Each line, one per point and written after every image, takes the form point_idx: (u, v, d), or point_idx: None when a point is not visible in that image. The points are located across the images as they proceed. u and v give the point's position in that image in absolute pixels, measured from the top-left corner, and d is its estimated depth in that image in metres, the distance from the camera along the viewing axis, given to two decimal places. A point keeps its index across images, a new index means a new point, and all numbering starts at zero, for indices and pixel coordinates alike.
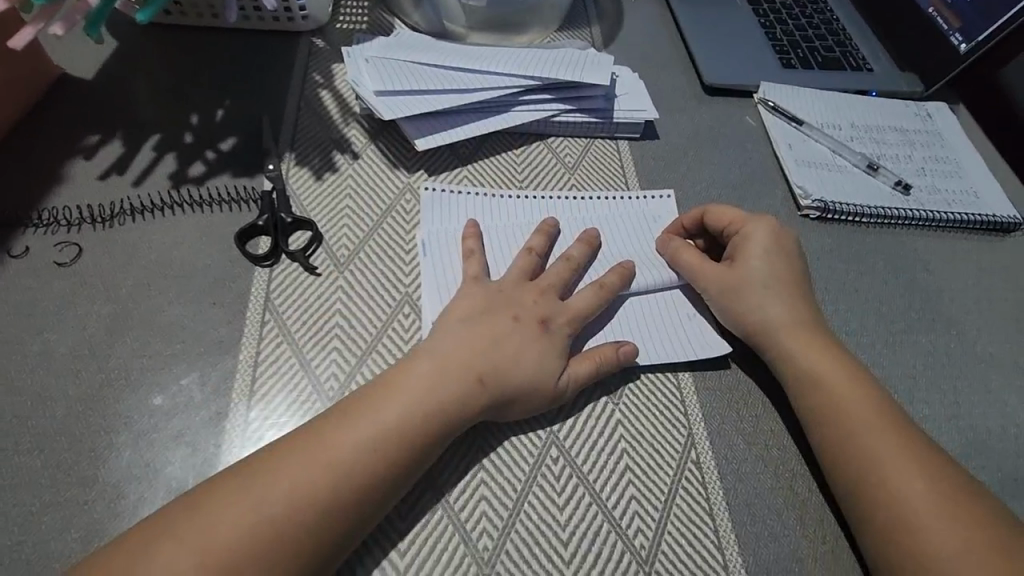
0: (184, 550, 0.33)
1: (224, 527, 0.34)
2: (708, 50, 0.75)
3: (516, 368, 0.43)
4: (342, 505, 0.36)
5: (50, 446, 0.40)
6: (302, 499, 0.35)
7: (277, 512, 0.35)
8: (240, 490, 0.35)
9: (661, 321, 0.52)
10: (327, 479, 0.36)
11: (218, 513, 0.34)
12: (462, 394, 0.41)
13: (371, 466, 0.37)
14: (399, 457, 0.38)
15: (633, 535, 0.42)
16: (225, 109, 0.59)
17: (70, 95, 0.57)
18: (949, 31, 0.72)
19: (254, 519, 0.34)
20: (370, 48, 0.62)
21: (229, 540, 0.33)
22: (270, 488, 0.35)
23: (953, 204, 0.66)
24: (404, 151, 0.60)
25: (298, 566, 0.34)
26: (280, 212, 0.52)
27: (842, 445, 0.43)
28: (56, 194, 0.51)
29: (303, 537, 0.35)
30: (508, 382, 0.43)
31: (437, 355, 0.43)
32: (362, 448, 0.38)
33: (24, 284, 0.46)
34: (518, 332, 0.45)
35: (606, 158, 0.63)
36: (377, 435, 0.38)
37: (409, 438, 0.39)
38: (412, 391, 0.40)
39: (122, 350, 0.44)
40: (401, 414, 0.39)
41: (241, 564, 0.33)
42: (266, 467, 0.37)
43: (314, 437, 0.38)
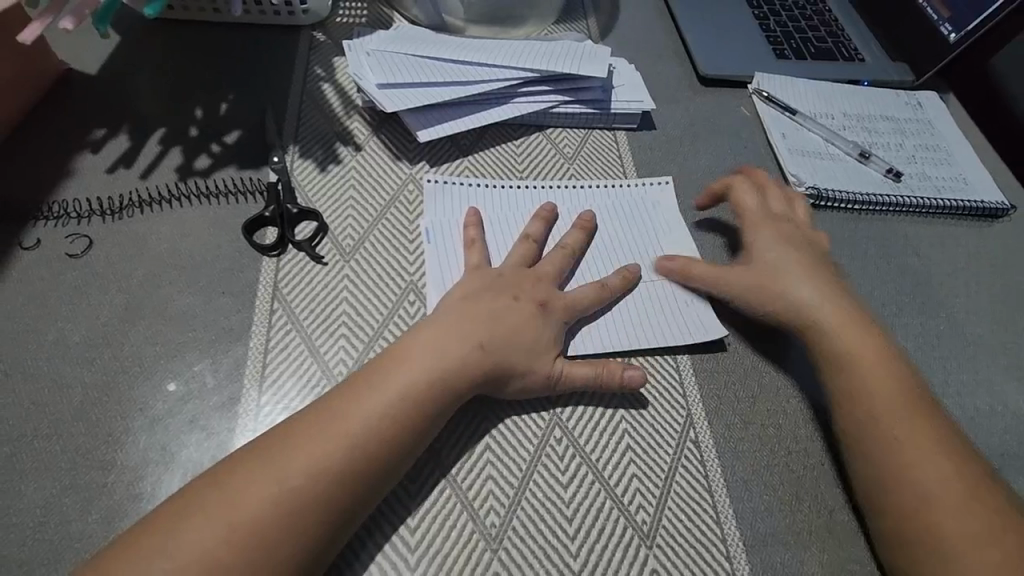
0: (203, 528, 0.34)
1: (242, 505, 0.35)
2: (703, 41, 0.76)
3: (514, 342, 0.45)
4: (351, 478, 0.37)
5: (68, 431, 0.41)
6: (315, 474, 0.36)
7: (291, 487, 0.36)
8: (255, 471, 0.36)
9: (661, 307, 0.53)
10: (337, 454, 0.37)
11: (235, 492, 0.35)
12: (463, 368, 0.43)
13: (377, 439, 0.39)
14: (403, 429, 0.40)
15: (635, 510, 0.44)
16: (229, 102, 0.60)
17: (75, 90, 0.58)
18: (939, 21, 0.74)
19: (269, 496, 0.35)
20: (370, 41, 0.63)
21: (249, 516, 0.35)
22: (286, 464, 0.37)
23: (943, 191, 0.67)
24: (406, 141, 0.60)
25: (311, 536, 0.36)
26: (285, 203, 0.53)
27: (865, 418, 0.45)
28: (65, 187, 0.52)
29: (315, 511, 0.36)
30: (507, 358, 0.44)
31: (434, 331, 0.44)
32: (369, 422, 0.39)
33: (36, 275, 0.47)
34: (519, 312, 0.46)
35: (603, 148, 0.65)
36: (383, 409, 0.39)
37: (413, 412, 0.40)
38: (414, 368, 0.41)
39: (136, 338, 0.45)
40: (404, 389, 0.40)
41: (259, 538, 0.34)
42: (277, 446, 0.38)
43: (322, 415, 0.39)
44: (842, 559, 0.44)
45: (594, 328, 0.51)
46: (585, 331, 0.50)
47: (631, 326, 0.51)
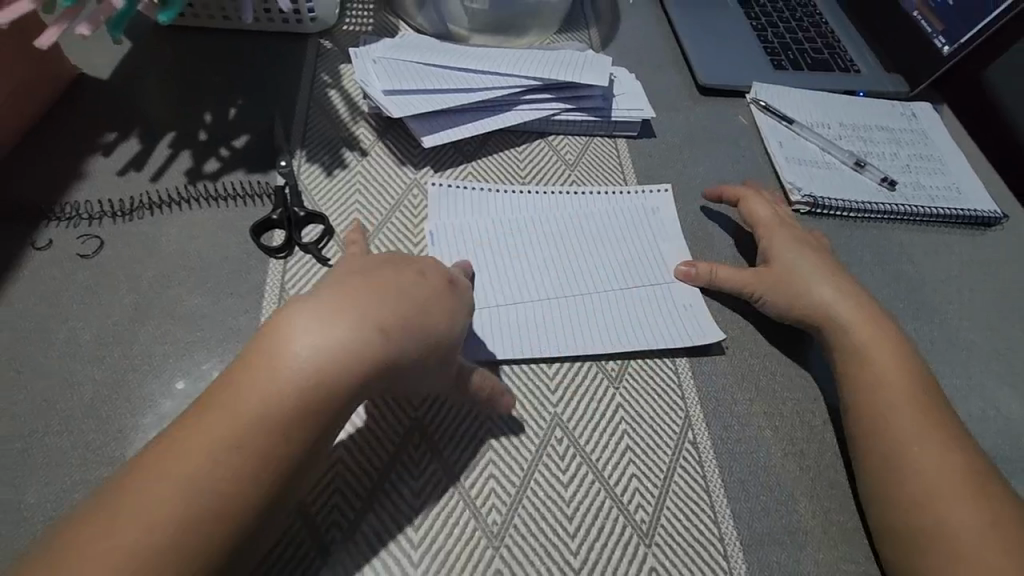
0: (118, 531, 0.31)
1: (154, 505, 0.31)
2: (702, 51, 0.78)
3: (420, 311, 0.41)
4: (249, 473, 0.33)
5: (79, 427, 0.42)
6: (208, 478, 0.32)
7: (183, 498, 0.32)
8: (162, 465, 0.32)
9: (657, 314, 0.54)
10: (247, 437, 0.33)
11: (145, 491, 0.32)
12: (362, 335, 0.37)
13: (271, 426, 0.34)
14: (319, 402, 0.35)
15: (634, 510, 0.45)
16: (237, 107, 0.61)
17: (87, 94, 0.59)
18: (933, 34, 0.76)
19: (160, 513, 0.31)
20: (377, 49, 0.65)
21: (138, 537, 0.31)
22: (173, 471, 0.32)
23: (936, 200, 0.69)
24: (411, 146, 0.62)
25: (221, 540, 0.32)
26: (293, 206, 0.54)
27: (875, 414, 0.46)
28: (77, 190, 0.53)
29: (237, 501, 0.32)
30: (413, 324, 0.40)
31: (339, 293, 0.38)
32: (277, 399, 0.34)
33: (48, 275, 0.48)
34: (423, 285, 0.43)
35: (604, 155, 0.66)
36: (290, 382, 0.34)
37: (328, 383, 0.35)
38: (321, 332, 0.36)
39: (146, 337, 0.46)
40: (311, 359, 0.35)
41: (179, 536, 0.31)
42: (182, 435, 0.34)
43: (222, 396, 0.34)
44: (837, 558, 0.45)
45: (589, 333, 0.52)
46: (581, 335, 0.52)
47: (626, 332, 0.53)
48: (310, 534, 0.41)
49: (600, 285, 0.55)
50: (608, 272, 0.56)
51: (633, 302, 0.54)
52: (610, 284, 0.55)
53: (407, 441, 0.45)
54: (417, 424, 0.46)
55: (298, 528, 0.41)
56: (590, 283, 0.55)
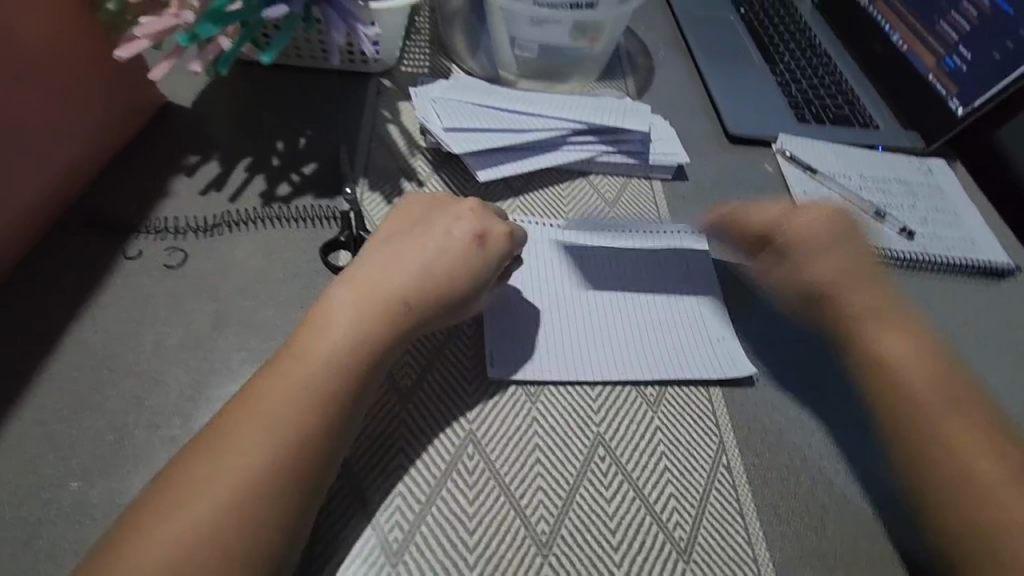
0: (184, 510, 0.36)
1: (210, 485, 0.37)
2: (732, 103, 0.83)
3: (433, 278, 0.48)
4: (289, 448, 0.39)
5: (165, 423, 0.46)
6: (252, 460, 0.38)
7: (237, 476, 0.37)
8: (213, 453, 0.39)
9: (702, 346, 0.58)
10: (285, 416, 0.40)
11: (202, 476, 0.38)
12: (383, 311, 0.46)
13: (303, 406, 0.41)
14: (339, 382, 0.42)
15: (673, 527, 0.47)
16: (307, 137, 0.67)
17: (173, 119, 0.65)
18: (948, 96, 0.81)
19: (218, 495, 0.37)
20: (436, 89, 0.70)
21: (197, 516, 0.36)
22: (223, 458, 0.38)
23: (953, 250, 0.73)
24: (465, 179, 0.67)
25: (275, 513, 0.38)
26: (358, 230, 0.58)
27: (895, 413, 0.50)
28: (164, 206, 0.58)
29: (276, 475, 0.38)
30: (426, 293, 0.48)
31: (357, 285, 0.46)
32: (305, 384, 0.41)
33: (138, 282, 0.52)
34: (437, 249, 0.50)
35: (641, 196, 0.70)
36: (315, 368, 0.42)
37: (348, 364, 0.43)
38: (341, 322, 0.44)
39: (225, 344, 0.50)
40: (334, 345, 0.43)
41: (236, 517, 0.36)
42: (226, 424, 0.40)
43: (255, 393, 0.41)
44: None
45: (641, 363, 0.56)
46: (624, 362, 0.55)
47: (676, 363, 0.56)
48: (373, 533, 0.44)
49: (650, 320, 0.59)
50: (656, 308, 0.60)
51: (679, 335, 0.58)
52: (659, 317, 0.59)
53: (462, 451, 0.48)
54: (470, 434, 0.49)
55: (364, 527, 0.44)
56: (641, 317, 0.59)
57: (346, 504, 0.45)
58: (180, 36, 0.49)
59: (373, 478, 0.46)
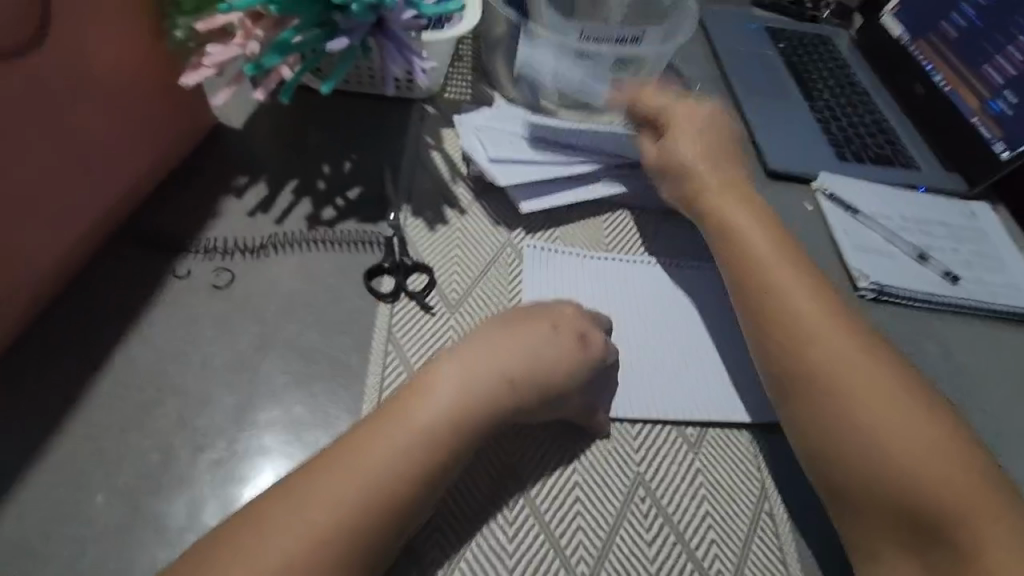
0: (259, 555, 0.36)
1: (293, 531, 0.37)
2: (770, 139, 0.83)
3: (539, 364, 0.47)
4: (380, 513, 0.39)
5: (210, 445, 0.46)
6: (338, 517, 0.38)
7: (321, 525, 0.37)
8: (303, 496, 0.38)
9: (745, 389, 0.56)
10: (379, 479, 0.40)
11: (283, 520, 0.37)
12: (492, 390, 0.45)
13: (399, 474, 0.40)
14: (440, 453, 0.42)
15: (714, 575, 0.47)
16: (352, 161, 0.68)
17: (224, 140, 0.66)
18: (993, 139, 0.80)
19: (292, 544, 0.36)
20: (479, 119, 0.71)
21: (273, 560, 0.36)
22: (313, 504, 0.38)
23: (998, 296, 0.71)
24: (506, 209, 0.67)
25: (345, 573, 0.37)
26: (402, 256, 0.59)
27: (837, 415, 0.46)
28: (213, 225, 0.59)
29: (356, 537, 0.38)
30: (532, 378, 0.47)
31: (466, 360, 0.45)
32: (409, 449, 0.41)
33: (187, 301, 0.53)
34: (550, 337, 0.49)
35: (682, 228, 0.69)
36: (420, 433, 0.42)
37: (451, 438, 0.43)
38: (449, 391, 0.44)
39: (270, 366, 0.51)
40: (438, 413, 0.43)
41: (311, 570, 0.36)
42: (319, 470, 0.40)
43: (361, 443, 0.41)
44: None
45: (684, 405, 0.55)
46: (665, 402, 0.54)
47: (718, 407, 0.55)
48: (414, 566, 0.44)
49: (694, 361, 0.58)
50: (701, 350, 0.59)
51: (722, 378, 0.57)
52: (702, 358, 0.58)
53: (501, 485, 0.48)
54: (509, 468, 0.49)
55: (404, 560, 0.44)
56: (684, 357, 0.58)
57: None
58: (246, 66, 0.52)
59: None
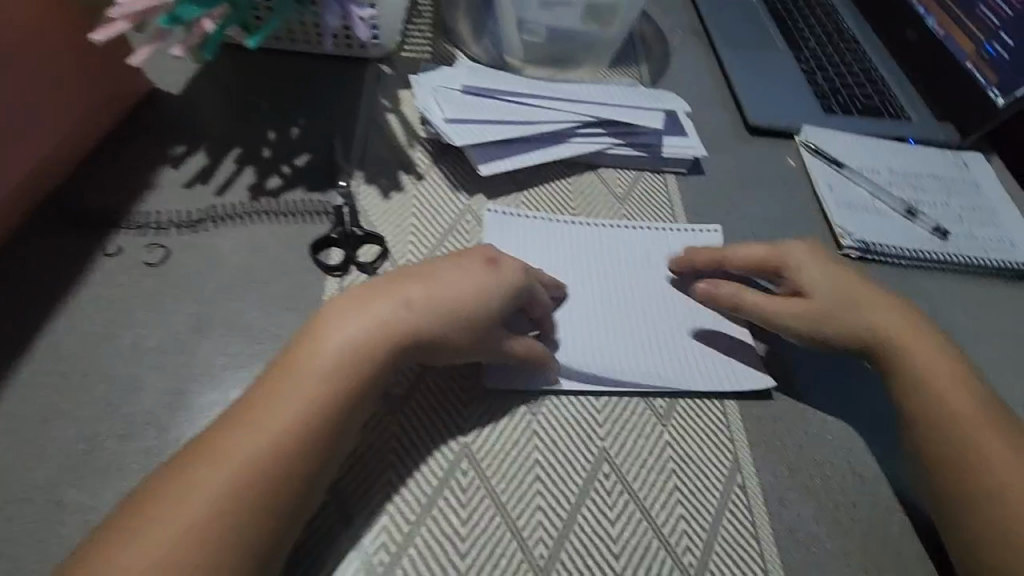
0: (164, 522, 0.34)
1: (198, 495, 0.35)
2: (752, 92, 0.78)
3: (445, 293, 0.45)
4: (288, 468, 0.37)
5: (139, 433, 0.43)
6: (241, 479, 0.36)
7: (223, 490, 0.35)
8: (209, 456, 0.36)
9: (705, 350, 0.54)
10: (279, 433, 0.37)
11: (189, 486, 0.35)
12: (393, 322, 0.42)
13: (303, 424, 0.38)
14: (348, 392, 0.40)
15: (682, 552, 0.44)
16: (300, 127, 0.63)
17: (160, 107, 0.62)
18: (986, 85, 0.75)
19: (197, 515, 0.34)
20: (437, 77, 0.66)
21: (176, 534, 0.34)
22: (213, 471, 0.36)
23: (990, 251, 0.68)
24: (466, 173, 0.63)
25: (261, 535, 0.35)
26: (351, 226, 0.55)
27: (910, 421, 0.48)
28: (147, 199, 0.55)
29: (266, 496, 0.36)
30: (439, 307, 0.44)
31: (361, 297, 0.43)
32: (314, 391, 0.39)
33: (116, 280, 0.49)
34: (454, 266, 0.47)
35: (654, 191, 0.66)
36: (326, 374, 0.40)
37: (358, 373, 0.40)
38: (352, 327, 0.41)
39: (207, 347, 0.47)
40: (343, 351, 0.40)
41: (218, 536, 0.34)
42: (216, 437, 0.37)
43: (264, 393, 0.39)
44: None
45: (642, 366, 0.52)
46: (634, 371, 0.51)
47: (676, 367, 0.53)
48: (359, 555, 0.41)
49: (652, 319, 0.55)
50: (659, 308, 0.56)
51: (688, 345, 0.54)
52: (660, 317, 0.56)
53: (455, 466, 0.45)
54: (465, 447, 0.46)
55: (348, 548, 0.41)
56: (641, 316, 0.55)
57: (331, 525, 0.42)
58: (162, 18, 0.46)
59: (359, 493, 0.43)
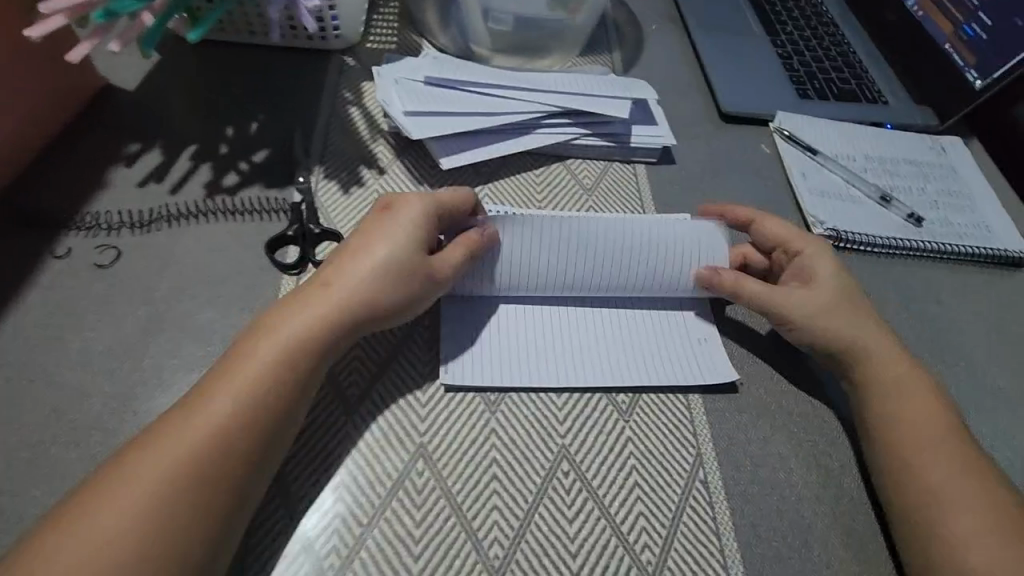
0: (103, 521, 0.33)
1: (138, 488, 0.34)
2: (726, 78, 0.77)
3: (363, 256, 0.45)
4: (230, 453, 0.37)
5: (85, 439, 0.42)
6: (182, 470, 0.35)
7: (162, 484, 0.34)
8: (149, 449, 0.36)
9: (651, 320, 0.54)
10: (216, 420, 0.37)
11: (126, 481, 0.34)
12: (318, 298, 0.43)
13: (240, 407, 0.38)
14: (294, 373, 0.40)
15: (641, 550, 0.43)
16: (259, 121, 0.62)
17: (114, 104, 0.60)
18: (965, 67, 0.74)
19: (135, 512, 0.33)
20: (400, 68, 0.64)
21: (114, 533, 0.33)
22: (151, 467, 0.35)
23: (965, 238, 0.67)
24: (429, 167, 0.62)
25: (209, 522, 0.35)
26: (308, 223, 0.54)
27: (883, 431, 0.46)
28: (99, 199, 0.54)
29: (208, 485, 0.35)
30: (360, 271, 0.44)
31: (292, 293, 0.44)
32: (259, 375, 0.39)
33: (66, 283, 0.49)
34: (369, 227, 0.47)
35: (622, 182, 0.65)
36: (272, 360, 0.40)
37: (306, 356, 0.41)
38: (297, 315, 0.42)
39: (157, 350, 0.47)
40: (287, 335, 0.41)
41: (162, 531, 0.33)
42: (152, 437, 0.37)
43: (207, 382, 0.39)
44: None
45: (584, 336, 0.52)
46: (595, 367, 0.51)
47: (619, 335, 0.53)
48: (308, 560, 0.40)
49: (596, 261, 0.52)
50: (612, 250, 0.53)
51: (651, 338, 0.53)
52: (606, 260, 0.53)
53: (410, 467, 0.45)
54: (421, 448, 0.46)
55: (298, 553, 0.40)
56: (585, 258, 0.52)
57: (281, 530, 0.41)
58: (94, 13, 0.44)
59: (310, 496, 0.43)
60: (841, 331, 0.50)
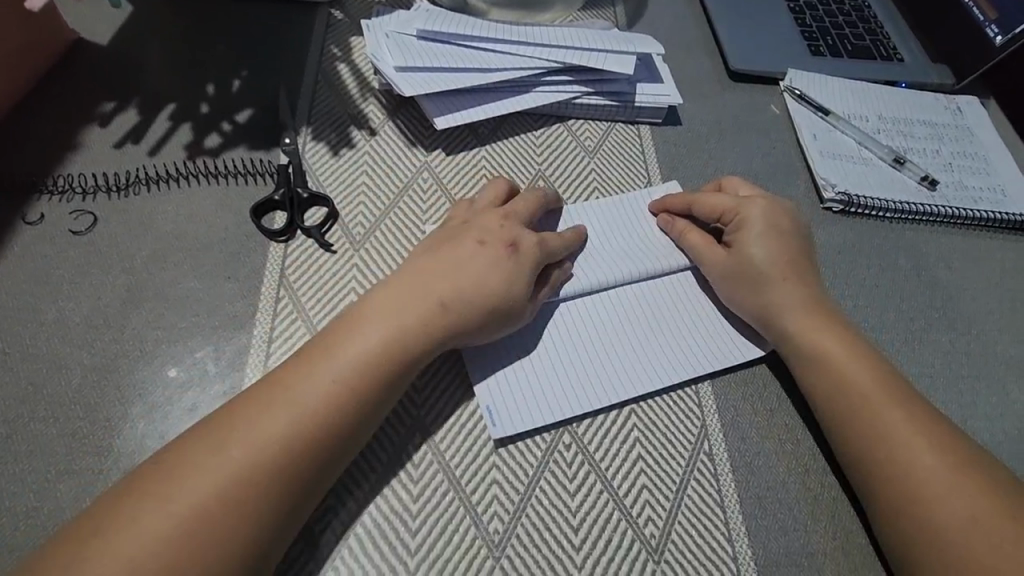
0: (186, 484, 0.34)
1: (223, 463, 0.35)
2: (735, 34, 0.73)
3: (463, 269, 0.44)
4: (312, 448, 0.37)
5: (65, 414, 0.40)
6: (266, 454, 0.36)
7: (245, 464, 0.35)
8: (215, 443, 0.36)
9: (659, 306, 0.51)
10: (308, 412, 0.37)
11: (213, 449, 0.35)
12: (420, 306, 0.42)
13: (331, 404, 0.38)
14: (369, 389, 0.39)
15: (644, 523, 0.42)
16: (242, 79, 0.58)
17: (85, 59, 0.56)
18: (984, 22, 0.70)
19: (217, 484, 0.34)
20: (391, 22, 0.60)
21: (193, 501, 0.33)
22: (240, 443, 0.36)
23: (980, 202, 0.64)
24: (423, 127, 0.58)
25: (280, 511, 0.35)
26: (296, 187, 0.51)
27: (863, 421, 0.44)
28: (73, 161, 0.51)
29: (288, 474, 0.36)
30: (461, 290, 0.43)
31: (389, 291, 0.43)
32: (335, 385, 0.38)
33: (38, 251, 0.46)
34: (475, 248, 0.46)
35: (626, 143, 0.62)
36: (365, 356, 0.40)
37: (383, 372, 0.40)
38: (381, 322, 0.41)
39: (138, 321, 0.44)
40: (381, 339, 0.40)
41: (238, 509, 0.34)
42: (243, 411, 0.37)
43: (282, 380, 0.38)
44: None
45: (583, 318, 0.50)
46: (590, 383, 0.47)
47: (622, 345, 0.49)
48: (302, 538, 0.39)
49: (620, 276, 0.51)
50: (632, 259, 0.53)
51: (648, 332, 0.50)
52: (599, 259, 0.52)
53: (407, 441, 0.43)
54: (417, 422, 0.44)
55: None
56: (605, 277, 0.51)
57: None
58: None
59: None
60: (834, 315, 0.49)
